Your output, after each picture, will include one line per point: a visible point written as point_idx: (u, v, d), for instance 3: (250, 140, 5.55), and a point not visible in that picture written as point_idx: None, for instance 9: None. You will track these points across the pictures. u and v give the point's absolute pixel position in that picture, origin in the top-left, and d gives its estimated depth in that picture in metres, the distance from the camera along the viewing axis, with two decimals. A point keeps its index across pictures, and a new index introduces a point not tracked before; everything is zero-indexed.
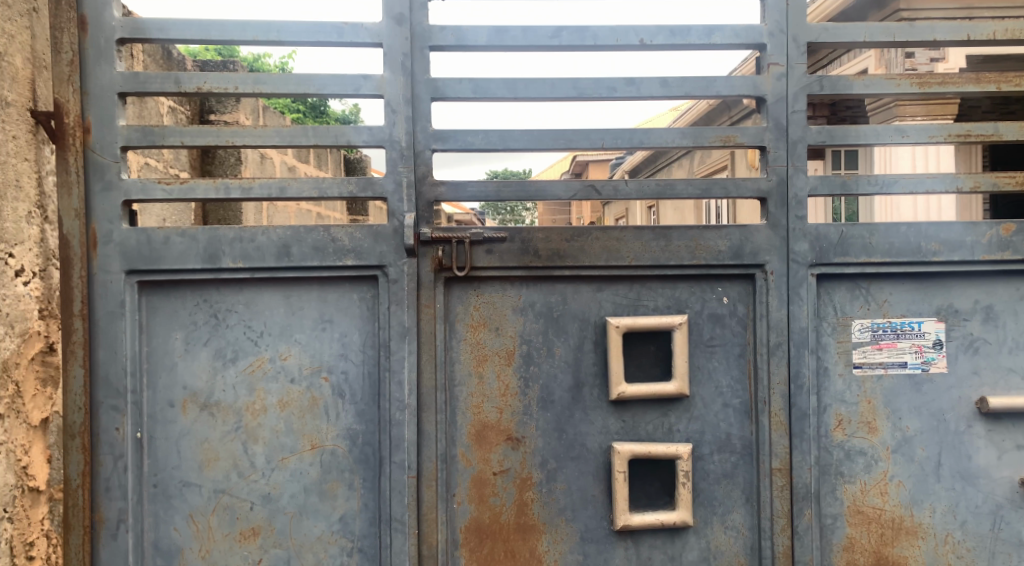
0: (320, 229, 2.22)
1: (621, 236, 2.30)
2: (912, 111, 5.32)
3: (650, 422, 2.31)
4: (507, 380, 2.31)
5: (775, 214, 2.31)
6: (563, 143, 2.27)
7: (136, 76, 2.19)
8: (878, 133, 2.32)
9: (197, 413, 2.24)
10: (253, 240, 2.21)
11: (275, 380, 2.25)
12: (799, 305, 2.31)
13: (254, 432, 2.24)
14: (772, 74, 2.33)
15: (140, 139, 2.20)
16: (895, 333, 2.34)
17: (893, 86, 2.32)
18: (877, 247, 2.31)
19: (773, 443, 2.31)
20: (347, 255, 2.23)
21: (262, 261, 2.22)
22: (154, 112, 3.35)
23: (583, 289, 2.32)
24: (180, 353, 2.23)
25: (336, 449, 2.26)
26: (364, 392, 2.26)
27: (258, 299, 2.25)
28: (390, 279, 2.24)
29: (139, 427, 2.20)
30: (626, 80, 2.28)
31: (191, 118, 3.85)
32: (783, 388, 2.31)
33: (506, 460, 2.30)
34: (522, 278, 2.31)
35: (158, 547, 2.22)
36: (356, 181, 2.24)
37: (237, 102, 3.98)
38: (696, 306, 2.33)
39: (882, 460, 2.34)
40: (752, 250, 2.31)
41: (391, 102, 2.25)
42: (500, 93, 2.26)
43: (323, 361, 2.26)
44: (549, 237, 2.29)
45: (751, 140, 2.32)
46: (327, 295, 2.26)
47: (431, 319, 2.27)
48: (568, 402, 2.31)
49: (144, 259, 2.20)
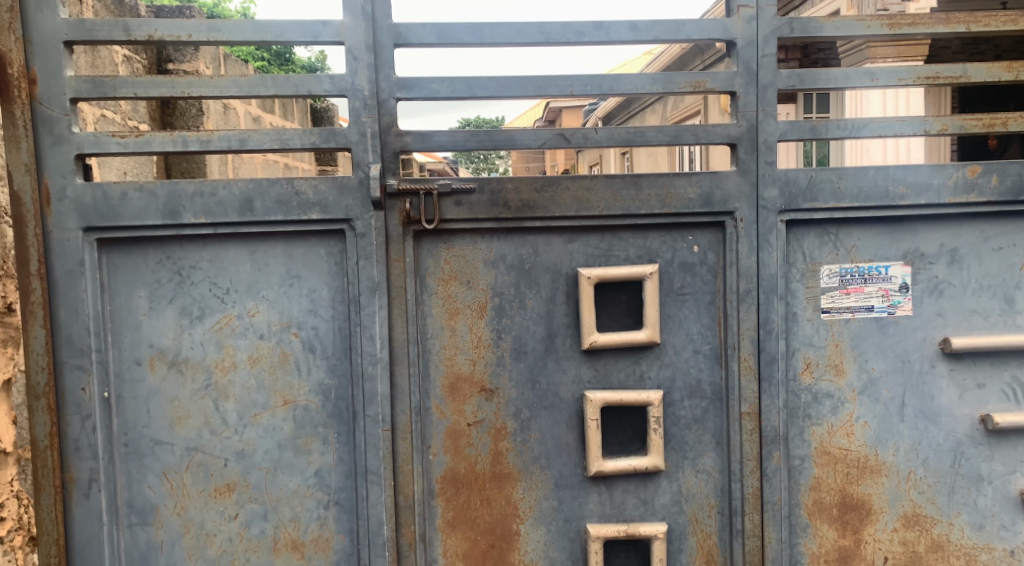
0: (283, 182, 2.17)
1: (591, 186, 2.27)
2: (885, 53, 5.30)
3: (621, 370, 2.33)
4: (479, 332, 2.30)
5: (745, 160, 2.29)
6: (530, 90, 2.22)
7: (81, 23, 2.09)
8: (847, 77, 2.29)
9: (165, 372, 2.20)
10: (214, 194, 2.15)
11: (244, 336, 2.22)
12: (768, 252, 2.31)
13: (225, 389, 2.22)
14: (742, 16, 2.27)
15: (89, 90, 2.10)
16: (863, 278, 2.37)
17: (863, 28, 2.29)
18: (845, 192, 2.31)
19: (743, 388, 2.34)
20: (312, 208, 2.18)
21: (225, 217, 2.16)
22: (106, 60, 3.20)
23: (554, 240, 2.30)
24: (145, 312, 2.19)
25: (309, 404, 2.25)
26: (335, 346, 2.24)
27: (222, 255, 2.20)
28: (358, 233, 2.20)
29: (106, 386, 2.17)
30: (594, 24, 2.22)
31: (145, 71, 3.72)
32: (753, 334, 2.33)
33: (479, 411, 2.31)
34: (493, 230, 2.28)
35: (132, 505, 2.21)
36: (319, 132, 2.17)
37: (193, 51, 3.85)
38: (666, 255, 2.32)
39: (848, 402, 2.39)
40: (722, 197, 2.29)
41: (352, 49, 2.17)
42: (465, 39, 2.19)
43: (292, 317, 2.23)
44: (518, 187, 2.26)
45: (721, 84, 2.28)
46: (294, 250, 2.22)
47: (401, 273, 2.24)
48: (541, 353, 2.32)
49: (102, 216, 2.13)
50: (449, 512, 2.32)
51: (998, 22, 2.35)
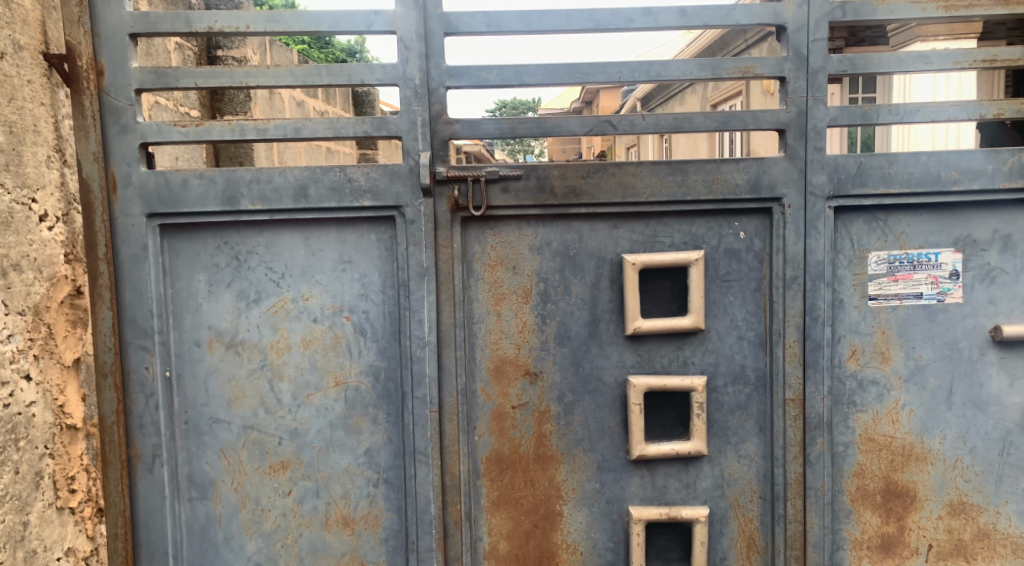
0: (337, 169, 2.23)
1: (637, 173, 2.29)
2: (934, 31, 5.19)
3: (665, 355, 2.36)
4: (524, 317, 2.35)
5: (793, 146, 2.29)
6: (578, 78, 2.25)
7: (145, 16, 2.18)
8: (900, 61, 2.27)
9: (223, 352, 2.29)
10: (271, 181, 2.23)
11: (298, 319, 2.30)
12: (815, 238, 2.31)
13: (280, 370, 2.31)
14: (792, 0, 2.26)
15: (153, 81, 2.19)
16: (911, 265, 2.35)
17: (918, 10, 2.26)
18: (895, 178, 2.30)
19: (787, 374, 2.35)
20: (365, 195, 2.24)
21: (280, 203, 2.23)
22: (160, 52, 3.32)
23: (599, 226, 2.33)
24: (204, 295, 2.28)
25: (360, 385, 2.32)
26: (385, 329, 2.31)
27: (277, 241, 2.27)
28: (408, 220, 2.26)
29: (168, 366, 2.27)
30: (642, 11, 2.24)
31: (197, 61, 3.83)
32: (798, 320, 2.34)
33: (524, 394, 2.36)
34: (539, 216, 2.32)
35: (192, 480, 2.31)
36: (371, 120, 2.23)
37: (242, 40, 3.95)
38: (712, 241, 2.34)
39: (894, 390, 2.38)
40: (769, 183, 2.30)
41: (404, 38, 2.22)
42: (515, 27, 2.23)
43: (344, 301, 2.30)
44: (565, 174, 2.29)
45: (770, 70, 2.27)
46: (346, 236, 2.29)
47: (449, 258, 2.30)
48: (585, 337, 2.35)
49: (164, 203, 2.22)
50: (494, 492, 2.38)
51: None
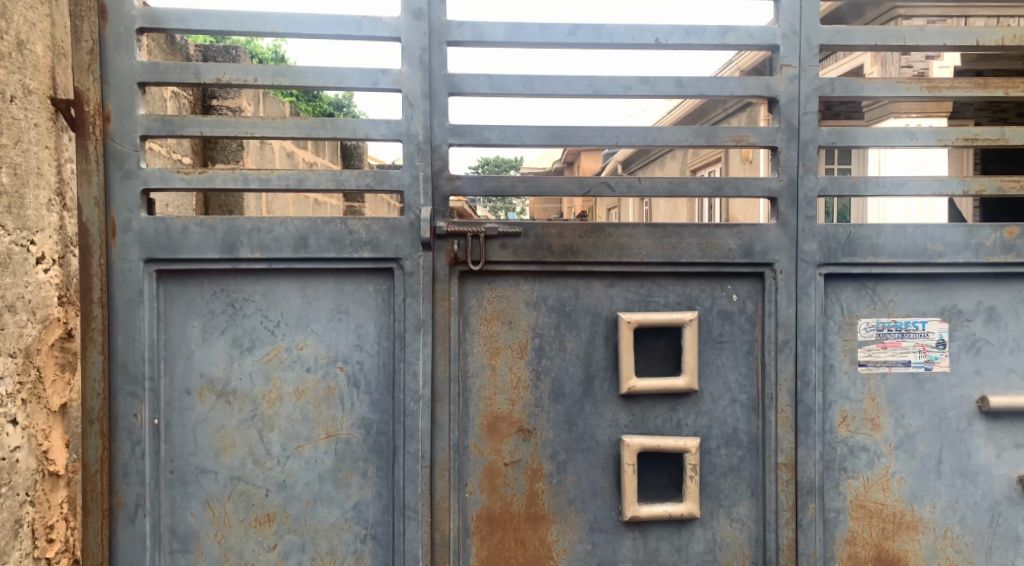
0: (337, 221, 2.25)
1: (634, 233, 2.33)
2: (907, 106, 5.40)
3: (658, 416, 2.36)
4: (519, 372, 2.34)
5: (786, 214, 2.34)
6: (577, 141, 2.29)
7: (156, 65, 2.20)
8: (887, 136, 2.34)
9: (214, 401, 2.26)
10: (271, 231, 2.23)
11: (292, 369, 2.28)
12: (807, 304, 2.35)
13: (270, 420, 2.27)
14: (785, 75, 2.34)
15: (159, 129, 2.20)
16: (900, 332, 2.39)
17: (903, 89, 2.35)
18: (884, 248, 2.35)
19: (779, 438, 2.36)
20: (364, 247, 2.25)
21: (279, 252, 2.24)
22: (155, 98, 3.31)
23: (595, 285, 2.35)
24: (198, 342, 2.25)
25: (351, 438, 2.29)
26: (379, 382, 2.30)
27: (275, 289, 2.27)
28: (407, 272, 2.27)
29: (157, 413, 2.23)
30: (640, 79, 2.30)
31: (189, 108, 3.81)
32: (790, 385, 2.35)
33: (517, 451, 2.34)
34: (536, 273, 2.34)
35: (175, 531, 2.25)
36: (373, 174, 2.25)
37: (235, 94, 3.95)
38: (706, 303, 2.37)
39: (884, 456, 2.39)
40: (762, 248, 2.34)
41: (409, 96, 2.27)
42: (516, 90, 2.28)
43: (338, 351, 2.29)
44: (563, 233, 2.32)
45: (763, 140, 2.34)
46: (343, 287, 2.29)
47: (446, 312, 2.30)
48: (579, 395, 2.35)
49: (163, 249, 2.21)
50: (484, 551, 2.34)
51: None
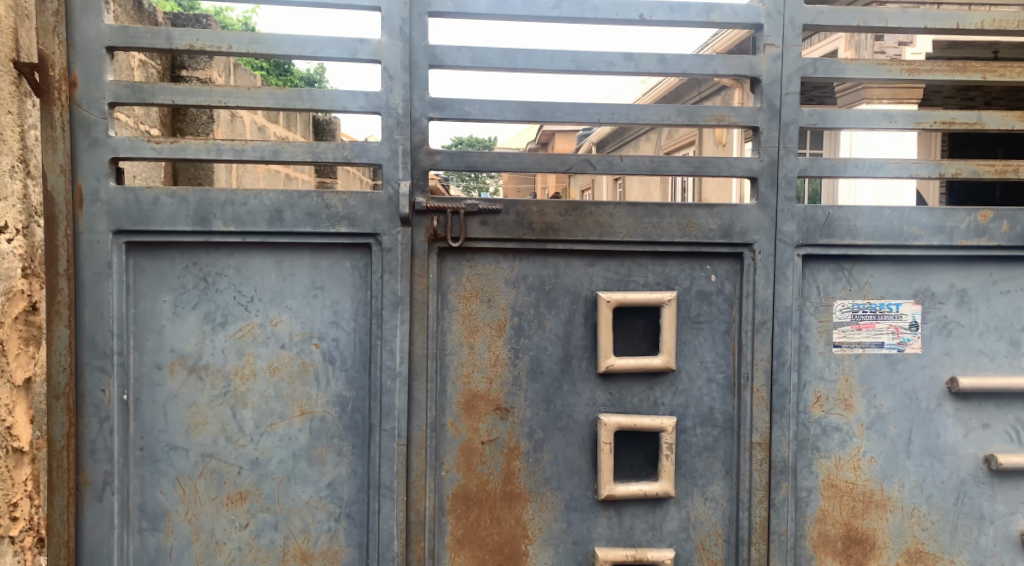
0: (314, 194, 2.19)
1: (615, 212, 2.31)
2: (877, 93, 5.46)
3: (635, 395, 2.36)
4: (497, 350, 2.33)
5: (766, 194, 2.34)
6: (559, 117, 2.27)
7: (125, 30, 2.12)
8: (867, 118, 2.34)
9: (185, 377, 2.21)
10: (245, 204, 2.17)
11: (265, 345, 2.23)
12: (784, 284, 2.36)
13: (243, 397, 2.23)
14: (768, 55, 2.33)
15: (129, 95, 2.13)
16: (874, 314, 2.41)
17: (883, 72, 2.34)
18: (861, 230, 2.37)
19: (754, 418, 2.37)
20: (341, 222, 2.21)
21: (254, 226, 2.18)
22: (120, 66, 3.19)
23: (575, 263, 2.34)
24: (169, 317, 2.19)
25: (326, 415, 2.26)
26: (355, 359, 2.26)
27: (249, 263, 2.22)
28: (384, 247, 2.23)
29: (126, 389, 2.17)
30: (624, 55, 2.28)
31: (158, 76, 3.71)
32: (766, 365, 2.37)
33: (494, 429, 2.33)
34: (516, 250, 2.32)
35: (144, 509, 2.21)
36: (351, 147, 2.21)
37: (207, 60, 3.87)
38: (685, 283, 2.37)
39: (856, 436, 2.42)
40: (742, 229, 2.34)
41: (388, 68, 2.22)
42: (499, 64, 2.24)
43: (314, 328, 2.25)
44: (543, 210, 2.30)
45: (745, 120, 2.33)
46: (319, 262, 2.24)
47: (424, 288, 2.27)
48: (557, 374, 2.35)
49: (133, 220, 2.14)
50: (459, 530, 2.33)
51: (1013, 73, 2.42)
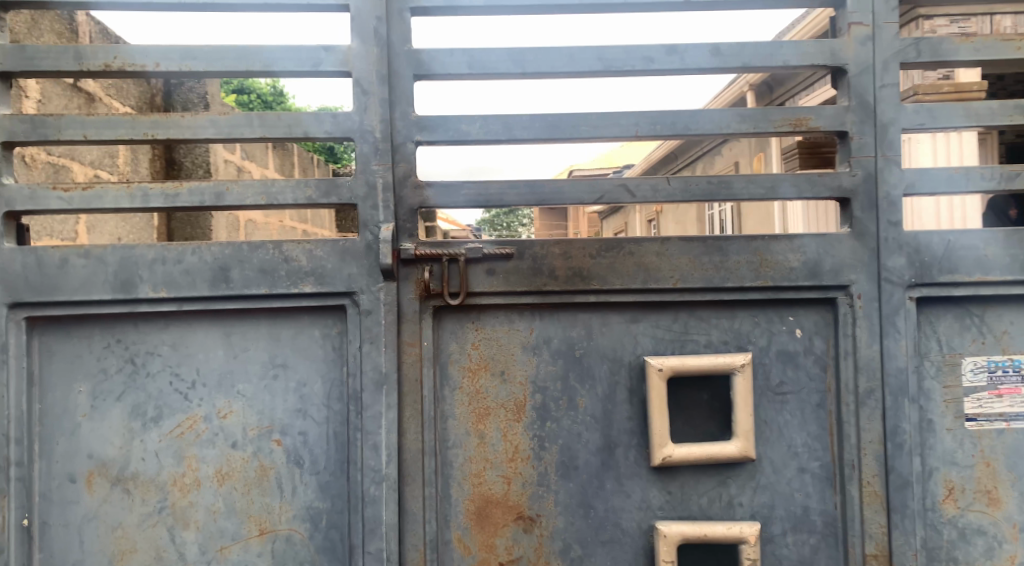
0: (269, 245, 1.69)
1: (663, 252, 1.77)
2: None
3: (704, 494, 1.79)
4: (515, 440, 1.78)
5: (862, 220, 1.78)
6: (585, 132, 1.74)
7: (22, 50, 1.67)
8: (992, 114, 1.78)
9: (106, 491, 1.68)
10: (180, 261, 1.68)
11: (211, 445, 1.70)
12: (895, 339, 1.77)
13: (184, 514, 1.69)
14: (855, 38, 1.79)
15: (28, 131, 1.66)
16: (1019, 375, 1.81)
17: (1011, 50, 1.79)
18: (993, 262, 1.78)
19: (866, 522, 1.77)
20: (306, 278, 1.70)
21: (193, 290, 1.68)
22: (55, 97, 2.35)
23: (612, 320, 1.80)
24: (85, 412, 1.68)
25: (292, 535, 1.71)
26: (329, 459, 1.72)
27: (188, 338, 1.71)
28: (362, 311, 1.71)
29: (28, 510, 1.65)
30: (665, 49, 1.76)
31: (139, 106, 2.91)
32: (878, 449, 1.77)
33: (516, 546, 1.77)
34: (535, 306, 1.78)
35: None
36: (316, 183, 1.70)
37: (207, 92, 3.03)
38: (760, 341, 1.80)
39: (1008, 543, 1.79)
40: (833, 266, 1.77)
41: (360, 81, 1.73)
42: (503, 68, 1.74)
43: (274, 419, 1.72)
44: (568, 252, 1.76)
45: (829, 124, 1.78)
46: (279, 333, 1.73)
47: (417, 361, 1.73)
48: (596, 469, 1.79)
49: (33, 289, 1.65)
50: None
51: None
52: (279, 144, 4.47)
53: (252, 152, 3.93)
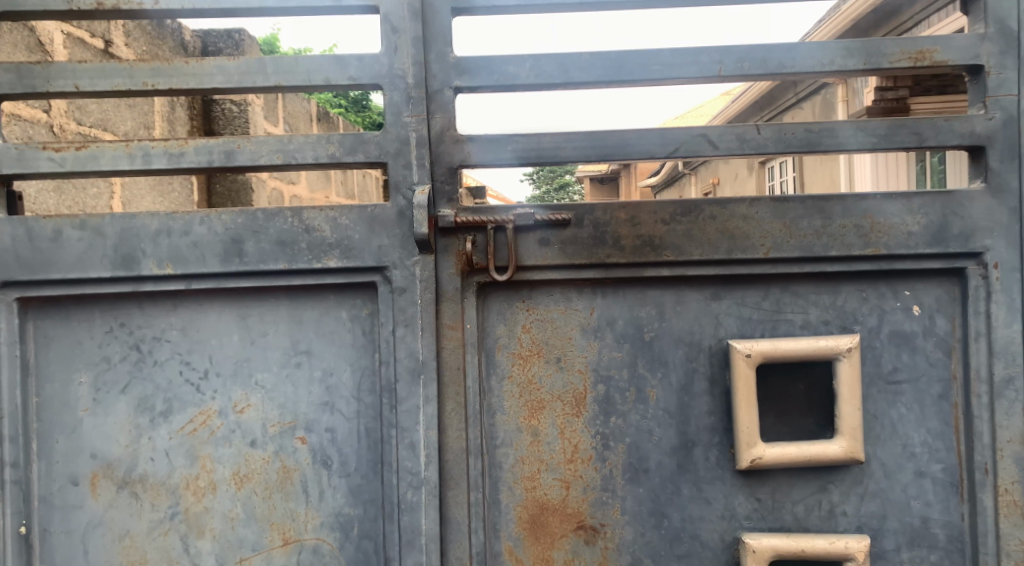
0: (287, 212, 1.46)
1: (750, 215, 1.48)
2: None
3: (800, 502, 1.51)
4: (575, 438, 1.52)
5: (1000, 173, 1.45)
6: (657, 73, 1.46)
7: None
8: None
9: (112, 495, 1.49)
10: (186, 232, 1.46)
11: (227, 443, 1.49)
12: None
13: (198, 522, 1.49)
14: None
15: (14, 83, 1.46)
16: None
17: None
18: None
19: (1002, 538, 1.47)
20: (330, 251, 1.47)
21: (202, 266, 1.46)
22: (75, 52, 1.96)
23: (689, 297, 1.52)
24: (87, 407, 1.49)
25: (320, 545, 1.50)
26: (360, 460, 1.49)
27: (199, 321, 1.49)
28: (395, 289, 1.47)
29: (26, 517, 1.47)
30: None
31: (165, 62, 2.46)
32: (1018, 450, 1.46)
33: (577, 560, 1.52)
34: (597, 282, 1.51)
35: None
36: (340, 139, 1.46)
37: (241, 38, 2.58)
38: (870, 321, 1.51)
39: None
40: (963, 230, 1.46)
41: (389, 17, 1.47)
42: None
43: (297, 414, 1.50)
44: (636, 217, 1.49)
45: (962, 56, 1.44)
46: (300, 315, 1.50)
47: (459, 348, 1.49)
48: (670, 472, 1.53)
49: (25, 266, 1.46)
50: None
51: None
52: (326, 121, 4.06)
53: (296, 117, 3.49)
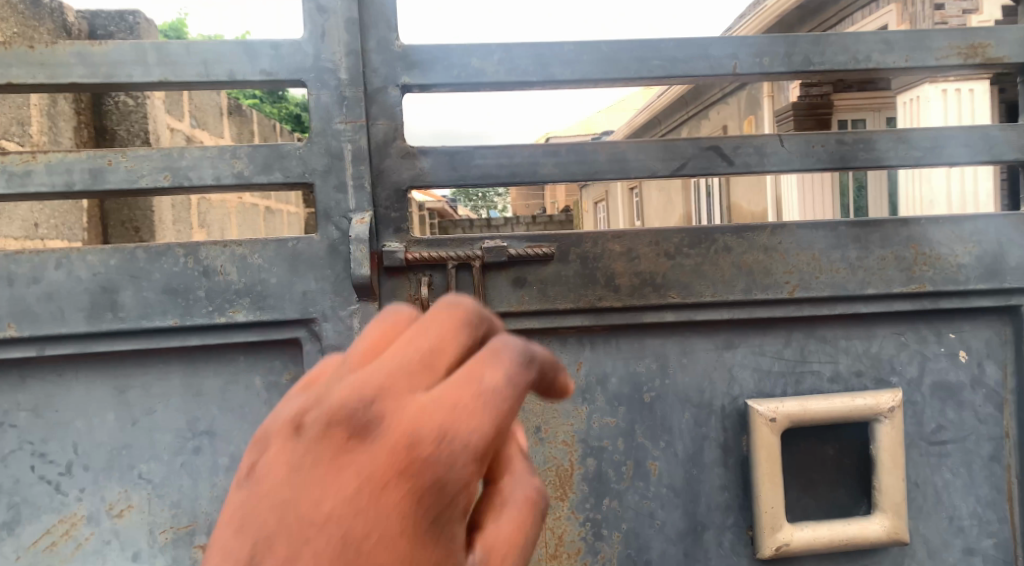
0: (179, 250, 1.09)
1: (773, 246, 1.21)
2: None
3: None
4: (559, 528, 1.21)
5: None
6: (659, 69, 1.17)
7: None
8: None
9: None
10: (38, 279, 1.07)
11: (101, 559, 1.11)
12: None
13: None
14: None
15: None
16: None
17: None
18: None
19: None
20: (240, 301, 1.10)
21: (60, 325, 1.08)
22: None
23: (697, 346, 1.23)
24: None
25: None
26: None
27: (57, 396, 1.11)
28: (328, 348, 1.12)
29: None
30: None
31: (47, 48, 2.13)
32: None
33: None
34: (585, 330, 1.21)
35: None
36: (250, 152, 1.09)
37: (138, 22, 2.30)
38: (910, 371, 1.25)
39: None
40: (1015, 262, 1.24)
41: None
42: None
43: (196, 516, 1.13)
44: (633, 250, 1.19)
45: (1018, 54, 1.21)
46: (198, 384, 1.12)
47: None
48: (677, 563, 1.23)
49: None
50: None
51: None
52: (236, 113, 3.76)
53: (201, 112, 3.18)
